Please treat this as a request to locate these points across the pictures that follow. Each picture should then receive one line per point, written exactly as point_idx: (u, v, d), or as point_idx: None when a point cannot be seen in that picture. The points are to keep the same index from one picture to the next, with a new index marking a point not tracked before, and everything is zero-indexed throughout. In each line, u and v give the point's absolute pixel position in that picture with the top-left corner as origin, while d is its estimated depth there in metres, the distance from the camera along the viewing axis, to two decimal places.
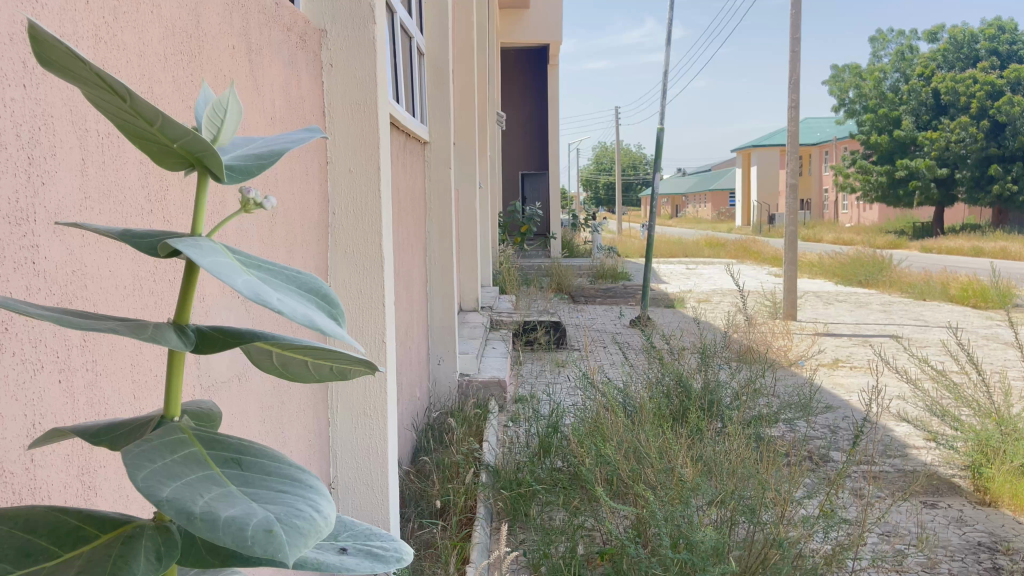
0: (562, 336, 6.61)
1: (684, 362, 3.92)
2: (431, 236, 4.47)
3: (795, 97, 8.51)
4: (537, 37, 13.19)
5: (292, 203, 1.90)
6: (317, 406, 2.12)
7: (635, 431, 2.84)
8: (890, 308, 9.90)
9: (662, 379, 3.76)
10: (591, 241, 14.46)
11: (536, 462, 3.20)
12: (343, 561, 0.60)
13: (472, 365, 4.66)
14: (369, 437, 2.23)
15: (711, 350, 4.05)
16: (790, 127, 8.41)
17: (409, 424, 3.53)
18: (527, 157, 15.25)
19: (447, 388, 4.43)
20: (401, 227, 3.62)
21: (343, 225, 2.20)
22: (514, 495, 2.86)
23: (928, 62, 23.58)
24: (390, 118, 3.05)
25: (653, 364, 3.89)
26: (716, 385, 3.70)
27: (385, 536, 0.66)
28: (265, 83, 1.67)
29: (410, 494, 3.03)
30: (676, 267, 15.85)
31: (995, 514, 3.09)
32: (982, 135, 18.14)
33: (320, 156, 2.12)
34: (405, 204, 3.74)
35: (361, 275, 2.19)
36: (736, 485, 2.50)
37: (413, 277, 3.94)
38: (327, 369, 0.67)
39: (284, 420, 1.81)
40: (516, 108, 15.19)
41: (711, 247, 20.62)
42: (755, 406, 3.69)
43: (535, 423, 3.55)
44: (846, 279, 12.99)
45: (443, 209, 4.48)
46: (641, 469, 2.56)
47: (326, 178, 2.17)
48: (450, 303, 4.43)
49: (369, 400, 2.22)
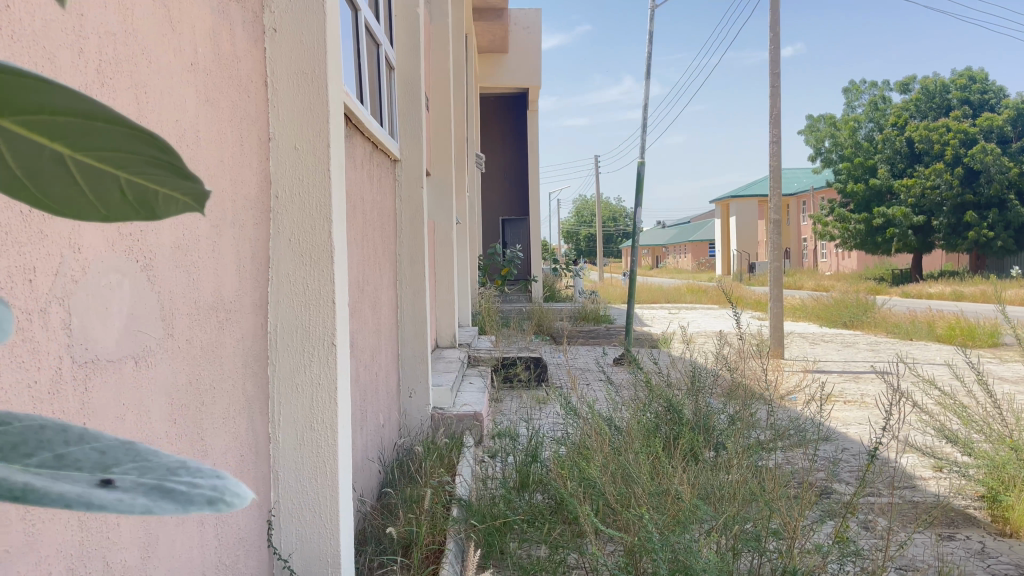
0: (543, 372, 6.32)
1: (673, 387, 3.65)
2: (401, 259, 4.19)
3: (776, 133, 8.41)
4: (516, 82, 13.16)
5: (223, 173, 1.63)
6: (254, 414, 1.82)
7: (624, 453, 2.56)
8: (878, 347, 9.71)
9: (651, 405, 3.47)
10: (573, 285, 14.25)
11: (514, 495, 2.90)
12: (90, 492, 0.31)
13: (446, 399, 4.37)
14: (316, 457, 1.93)
15: (701, 377, 3.77)
16: (773, 162, 8.29)
17: (375, 457, 3.20)
18: (508, 203, 15.13)
19: (418, 421, 4.12)
20: (366, 244, 3.34)
21: (286, 210, 1.92)
22: (488, 529, 2.55)
23: (901, 112, 23.96)
24: (348, 114, 2.81)
25: (639, 390, 3.62)
26: (707, 409, 3.42)
27: (207, 472, 0.37)
28: (183, 21, 1.42)
29: (373, 532, 2.71)
30: (659, 312, 15.65)
31: (1019, 545, 2.81)
32: (958, 183, 18.30)
33: (259, 127, 1.86)
34: (371, 220, 3.47)
35: (307, 268, 1.92)
36: (738, 510, 2.20)
37: (380, 298, 3.66)
38: (118, 193, 0.40)
39: (205, 425, 1.51)
40: (497, 153, 15.11)
41: (694, 292, 20.56)
42: (751, 434, 3.41)
43: (513, 453, 3.25)
44: (830, 320, 12.82)
45: (414, 230, 4.20)
46: (632, 492, 2.26)
47: (267, 156, 1.91)
48: (422, 329, 4.15)
49: (316, 411, 1.93)
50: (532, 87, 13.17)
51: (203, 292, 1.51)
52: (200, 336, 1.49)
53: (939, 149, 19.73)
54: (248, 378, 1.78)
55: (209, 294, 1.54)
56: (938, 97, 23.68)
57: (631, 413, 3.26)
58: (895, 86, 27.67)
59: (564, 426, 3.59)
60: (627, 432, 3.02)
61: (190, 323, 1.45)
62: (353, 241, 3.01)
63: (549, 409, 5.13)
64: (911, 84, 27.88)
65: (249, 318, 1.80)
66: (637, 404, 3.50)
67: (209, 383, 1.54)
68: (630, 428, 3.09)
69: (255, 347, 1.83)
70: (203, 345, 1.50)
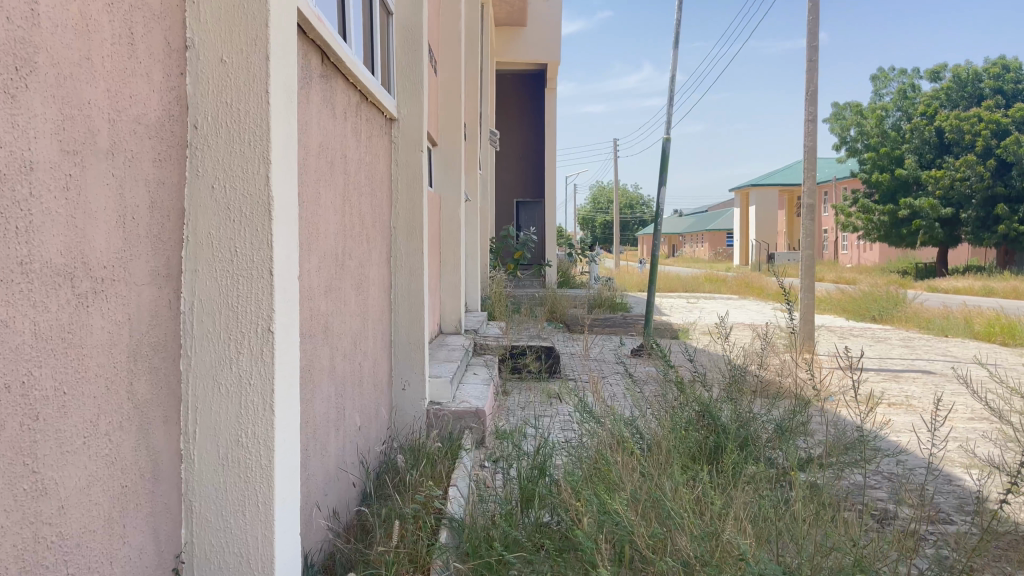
0: (555, 363, 5.80)
1: (710, 387, 3.11)
2: (396, 233, 3.66)
3: (813, 110, 7.77)
4: (534, 57, 12.55)
5: (92, 77, 1.11)
6: (154, 425, 1.31)
7: (659, 487, 2.03)
8: (912, 343, 9.10)
9: (683, 409, 2.93)
10: (589, 272, 13.70)
11: (516, 518, 2.39)
12: None
13: (445, 393, 3.86)
14: (244, 483, 1.43)
15: (739, 376, 3.23)
16: (808, 142, 7.66)
17: (353, 463, 2.71)
18: (524, 185, 14.58)
19: (410, 418, 3.63)
20: (349, 212, 2.82)
21: (207, 144, 1.40)
22: (483, 565, 2.05)
23: (932, 100, 23.14)
24: (318, 43, 2.28)
25: (669, 390, 3.09)
26: (750, 415, 2.89)
27: None
28: None
29: (344, 559, 2.22)
30: (677, 302, 15.05)
31: None
32: (989, 175, 17.53)
33: (169, 29, 1.34)
34: (357, 187, 2.95)
35: (236, 225, 1.41)
36: (809, 565, 1.67)
37: (367, 275, 3.15)
38: None
39: (39, 452, 1.00)
40: (513, 132, 14.54)
41: (712, 282, 19.97)
42: (801, 448, 2.87)
43: (517, 464, 2.74)
44: (858, 314, 12.19)
45: (411, 198, 3.66)
46: (668, 535, 1.74)
47: (182, 70, 1.38)
48: (418, 312, 3.64)
49: (246, 421, 1.43)
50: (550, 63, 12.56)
51: (40, 251, 0.99)
52: (33, 318, 0.98)
53: (971, 139, 18.94)
54: (143, 374, 1.27)
55: (58, 256, 1.03)
56: (971, 85, 22.83)
57: (661, 421, 2.73)
58: (924, 72, 26.77)
59: (580, 433, 3.08)
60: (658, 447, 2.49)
61: (10, 297, 0.94)
62: (327, 204, 2.49)
63: (560, 406, 4.63)
64: (941, 71, 26.97)
65: (146, 292, 1.28)
66: (665, 408, 2.96)
67: (53, 383, 1.03)
68: (663, 440, 2.57)
69: (157, 333, 1.32)
70: (40, 332, 0.99)
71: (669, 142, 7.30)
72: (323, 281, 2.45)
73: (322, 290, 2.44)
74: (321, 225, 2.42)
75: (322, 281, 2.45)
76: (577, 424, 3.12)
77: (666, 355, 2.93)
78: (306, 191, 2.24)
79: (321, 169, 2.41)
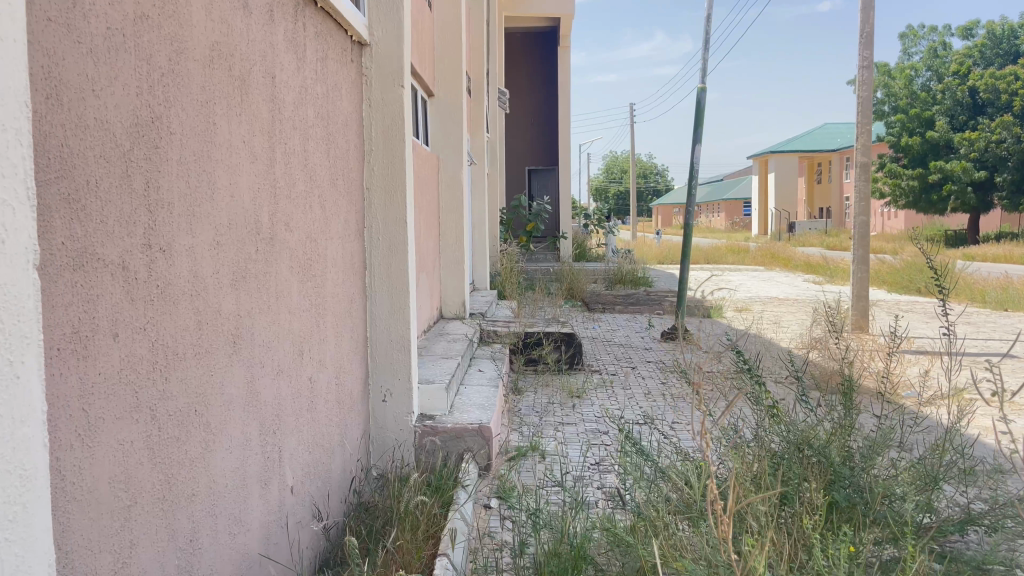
0: (578, 355, 4.88)
1: (809, 406, 2.21)
2: (371, 197, 2.76)
3: (866, 55, 6.73)
4: (544, 10, 11.51)
5: None
6: None
7: None
8: (971, 319, 8.11)
9: (776, 445, 2.04)
10: (607, 244, 12.73)
11: None
12: None
13: (439, 405, 2.99)
14: None
15: (846, 386, 2.30)
16: (863, 92, 6.63)
17: (288, 531, 1.86)
18: (535, 153, 13.57)
19: (394, 442, 2.77)
20: (283, 161, 1.92)
21: None
22: None
23: (964, 59, 21.83)
24: None
25: (759, 418, 2.19)
26: (877, 450, 1.98)
27: None
28: None
29: None
30: (702, 275, 14.08)
31: None
32: None
33: None
34: (299, 126, 2.05)
35: None
36: None
37: (322, 253, 2.26)
38: None
39: None
40: (524, 96, 13.54)
41: (734, 253, 18.98)
42: (957, 497, 1.95)
43: (541, 539, 1.86)
44: (901, 286, 11.18)
45: (389, 147, 2.75)
46: None
47: None
48: (401, 299, 2.75)
49: None
50: (563, 17, 11.50)
51: None
52: None
53: (1007, 99, 17.71)
54: None
55: None
56: (1006, 42, 21.49)
57: (757, 477, 1.85)
58: (955, 31, 25.37)
59: (632, 486, 2.20)
60: (758, 530, 1.61)
61: None
62: (233, 146, 1.59)
63: (587, 411, 3.77)
64: (974, 28, 25.51)
65: None
66: (750, 443, 2.07)
67: None
68: (764, 515, 1.67)
69: None
70: None
71: (703, 93, 6.30)
72: (227, 266, 1.57)
73: (225, 281, 1.56)
74: (219, 175, 1.53)
75: (225, 265, 1.56)
76: (625, 466, 2.23)
77: (763, 375, 2.01)
78: (177, 116, 1.34)
79: (216, 83, 1.51)
